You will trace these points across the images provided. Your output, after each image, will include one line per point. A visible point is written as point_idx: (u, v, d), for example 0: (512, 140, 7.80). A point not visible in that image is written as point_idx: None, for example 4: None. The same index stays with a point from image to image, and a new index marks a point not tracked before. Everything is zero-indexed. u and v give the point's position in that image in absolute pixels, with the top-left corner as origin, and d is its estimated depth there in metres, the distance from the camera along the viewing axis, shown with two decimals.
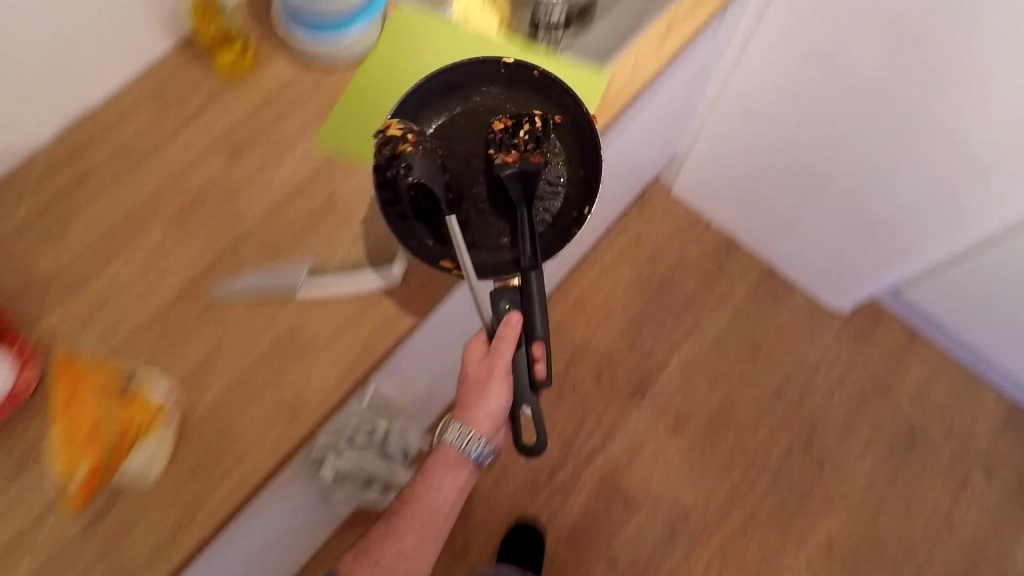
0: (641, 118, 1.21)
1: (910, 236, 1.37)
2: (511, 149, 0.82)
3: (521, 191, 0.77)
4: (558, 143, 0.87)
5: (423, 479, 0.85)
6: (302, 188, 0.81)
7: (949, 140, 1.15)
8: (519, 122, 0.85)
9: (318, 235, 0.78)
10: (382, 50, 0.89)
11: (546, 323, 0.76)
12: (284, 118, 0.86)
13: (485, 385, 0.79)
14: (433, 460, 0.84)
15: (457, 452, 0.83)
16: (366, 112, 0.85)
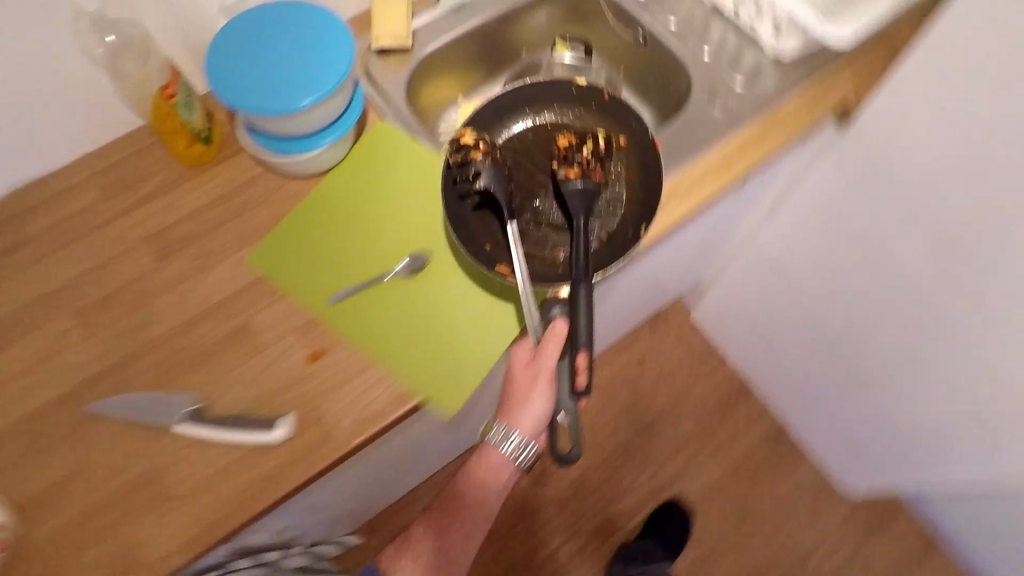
0: (643, 261, 1.08)
1: (936, 448, 1.15)
2: (574, 164, 0.83)
3: (584, 204, 0.76)
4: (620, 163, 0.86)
5: (465, 485, 0.78)
6: (218, 308, 0.75)
7: (978, 366, 0.96)
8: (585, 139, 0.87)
9: (214, 368, 0.72)
10: (351, 169, 0.82)
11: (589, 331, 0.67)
12: (224, 224, 0.79)
13: (529, 388, 0.71)
14: (475, 464, 0.77)
15: (498, 462, 0.75)
16: (296, 252, 0.77)
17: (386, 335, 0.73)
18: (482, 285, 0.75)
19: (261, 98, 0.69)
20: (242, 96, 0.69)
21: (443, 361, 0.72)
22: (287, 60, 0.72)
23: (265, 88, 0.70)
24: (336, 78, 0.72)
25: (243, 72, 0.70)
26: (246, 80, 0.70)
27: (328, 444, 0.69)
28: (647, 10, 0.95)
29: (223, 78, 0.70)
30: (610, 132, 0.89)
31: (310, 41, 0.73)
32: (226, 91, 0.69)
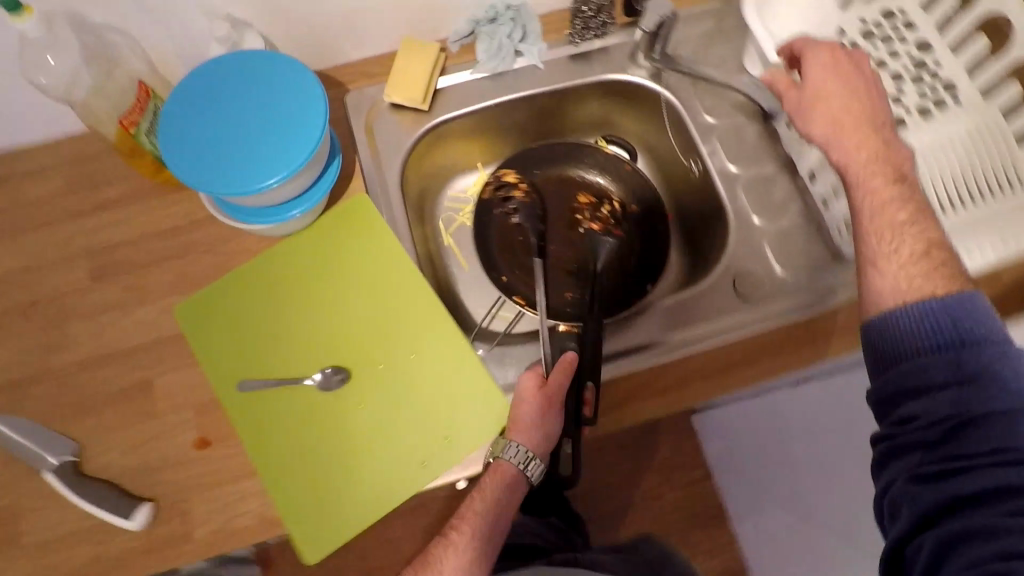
0: None
1: None
2: (595, 222, 0.86)
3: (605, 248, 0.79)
4: (632, 230, 0.85)
5: (477, 502, 0.63)
6: (130, 352, 0.70)
7: None
8: (601, 202, 0.87)
9: (103, 420, 0.68)
10: (318, 243, 0.74)
11: (596, 363, 0.66)
12: (170, 260, 0.74)
13: (545, 410, 0.64)
14: (489, 480, 0.63)
15: (515, 474, 0.63)
16: (236, 309, 0.71)
17: (276, 449, 0.66)
18: (397, 430, 0.67)
19: (210, 172, 0.62)
20: (190, 166, 0.62)
21: (323, 501, 0.65)
22: (250, 132, 0.63)
23: (218, 160, 0.62)
24: (293, 161, 0.63)
25: (202, 137, 0.63)
26: (201, 148, 0.63)
27: (177, 546, 0.64)
28: (713, 143, 0.79)
29: (177, 142, 0.63)
30: (626, 197, 0.87)
31: (281, 112, 0.64)
32: (175, 157, 0.62)
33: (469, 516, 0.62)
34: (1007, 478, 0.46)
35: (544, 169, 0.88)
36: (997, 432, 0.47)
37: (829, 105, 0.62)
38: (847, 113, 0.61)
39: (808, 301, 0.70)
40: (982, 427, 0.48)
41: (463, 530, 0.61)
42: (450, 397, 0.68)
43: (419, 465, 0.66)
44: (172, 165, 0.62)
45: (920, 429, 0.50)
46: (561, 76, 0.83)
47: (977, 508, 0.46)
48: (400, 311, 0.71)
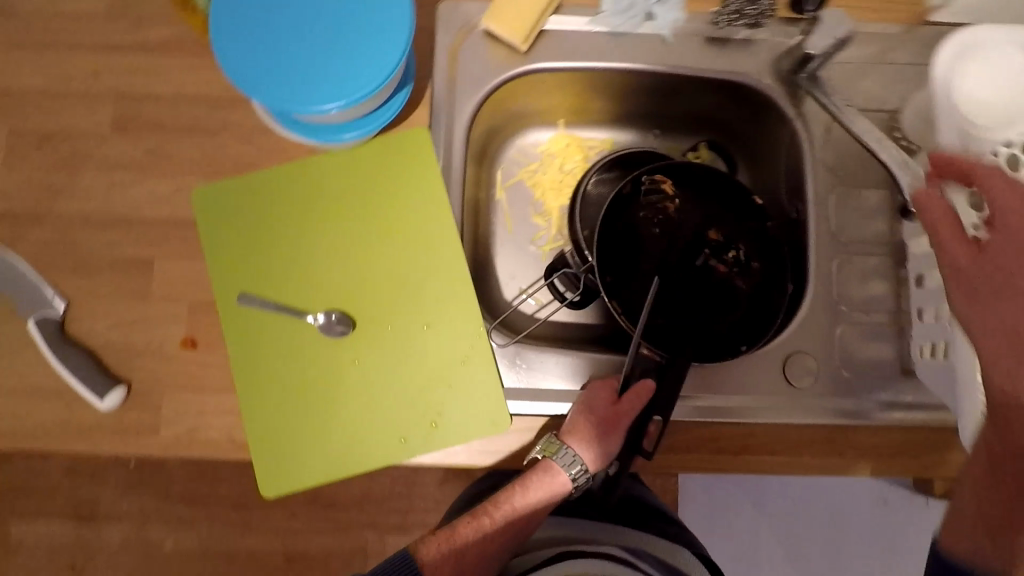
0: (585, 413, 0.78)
1: None
2: (716, 264, 0.73)
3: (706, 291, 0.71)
4: (744, 289, 0.72)
5: (515, 501, 0.65)
6: (137, 222, 0.65)
7: None
8: (727, 245, 0.73)
9: (95, 285, 0.64)
10: (363, 172, 0.67)
11: (671, 395, 0.62)
12: (202, 135, 0.67)
13: (608, 428, 0.63)
14: (535, 485, 0.65)
15: (560, 491, 0.65)
16: (262, 215, 0.66)
17: (261, 375, 0.63)
18: (387, 397, 0.63)
19: (257, 71, 0.54)
20: (238, 56, 0.54)
21: (292, 442, 0.63)
22: (315, 38, 0.55)
23: (271, 59, 0.55)
24: (351, 87, 0.55)
25: (260, 27, 0.55)
26: (256, 39, 0.55)
27: (141, 437, 0.62)
28: (826, 200, 0.69)
29: (231, 24, 0.55)
30: (750, 246, 0.73)
31: (354, 25, 0.56)
32: (224, 41, 0.54)
33: (511, 506, 0.65)
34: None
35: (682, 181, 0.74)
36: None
37: (1000, 268, 0.45)
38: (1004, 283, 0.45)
39: (855, 410, 0.64)
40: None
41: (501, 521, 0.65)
42: (454, 383, 0.64)
43: (398, 440, 0.63)
44: (218, 49, 0.54)
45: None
46: (689, 61, 0.71)
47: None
48: (426, 274, 0.66)
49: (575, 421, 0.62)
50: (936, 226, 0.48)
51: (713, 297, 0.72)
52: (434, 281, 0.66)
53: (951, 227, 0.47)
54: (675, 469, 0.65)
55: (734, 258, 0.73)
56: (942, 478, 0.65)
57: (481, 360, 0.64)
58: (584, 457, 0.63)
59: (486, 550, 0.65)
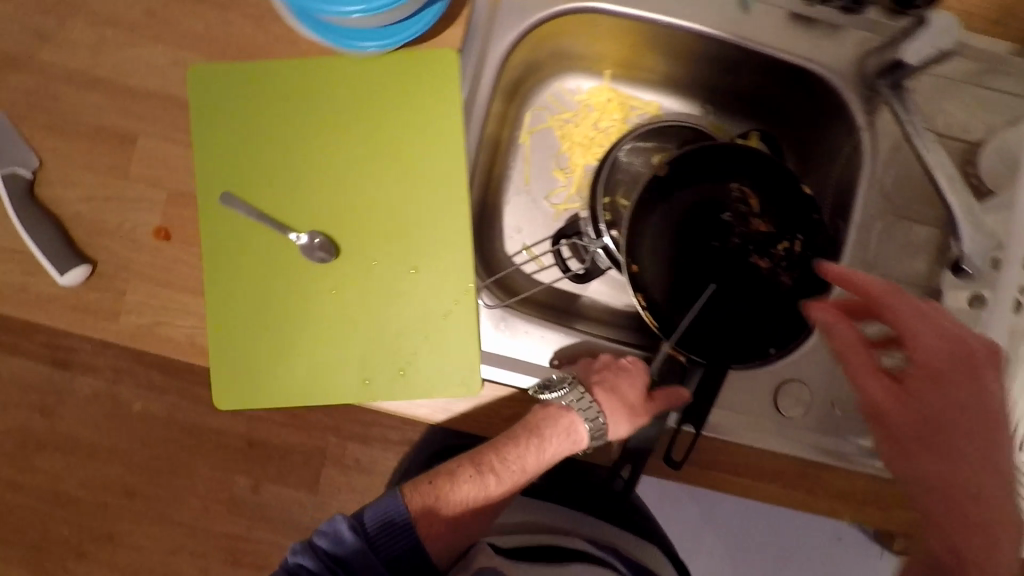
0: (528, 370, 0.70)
1: None
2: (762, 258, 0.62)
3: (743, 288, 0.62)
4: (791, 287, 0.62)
5: (527, 452, 0.57)
6: (125, 92, 0.59)
7: None
8: (777, 236, 0.63)
9: (71, 151, 0.59)
10: (379, 87, 0.61)
11: (705, 408, 0.58)
12: (209, 5, 0.60)
13: (638, 406, 0.58)
14: (552, 438, 0.57)
15: (575, 445, 0.58)
16: (260, 113, 0.60)
17: (235, 287, 0.60)
18: (362, 335, 0.60)
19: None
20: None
21: (256, 360, 0.60)
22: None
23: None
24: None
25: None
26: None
27: (98, 322, 0.59)
28: (871, 226, 0.63)
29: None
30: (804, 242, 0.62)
31: None
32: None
33: (519, 465, 0.57)
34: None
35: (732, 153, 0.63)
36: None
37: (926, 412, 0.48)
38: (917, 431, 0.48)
39: (836, 450, 0.62)
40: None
41: (508, 472, 0.58)
42: (431, 323, 0.60)
43: (364, 381, 0.60)
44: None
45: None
46: (765, 41, 0.64)
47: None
48: (426, 213, 0.61)
49: (609, 377, 0.59)
50: (849, 356, 0.50)
51: (751, 294, 0.62)
52: (433, 211, 0.61)
53: (858, 358, 0.50)
54: (654, 473, 0.63)
55: (787, 249, 0.62)
56: (904, 535, 0.63)
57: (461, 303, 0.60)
58: (607, 425, 0.58)
59: (486, 503, 0.58)
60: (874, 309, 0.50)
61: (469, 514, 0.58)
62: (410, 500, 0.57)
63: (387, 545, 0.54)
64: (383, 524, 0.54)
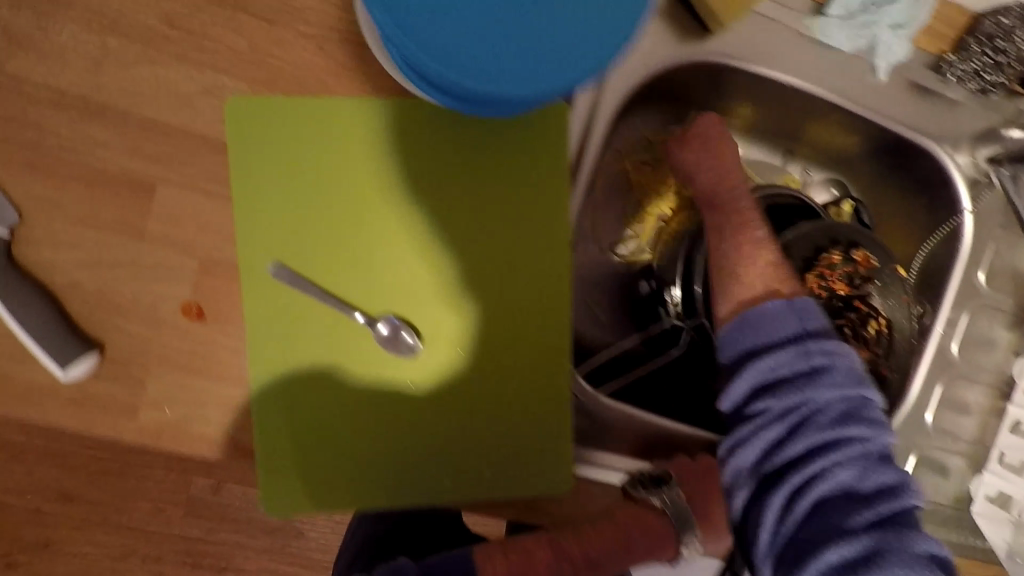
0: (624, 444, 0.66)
1: None
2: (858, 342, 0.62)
3: None
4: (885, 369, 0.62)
5: (611, 553, 0.57)
6: (137, 128, 0.45)
7: None
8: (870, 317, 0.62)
9: (61, 200, 0.45)
10: (472, 143, 0.50)
11: None
12: (253, 15, 0.45)
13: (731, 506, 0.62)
14: (643, 535, 0.58)
15: (652, 553, 0.60)
16: (316, 160, 0.48)
17: (294, 378, 0.50)
18: (442, 433, 0.52)
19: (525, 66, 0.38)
20: (487, 73, 0.38)
21: (317, 459, 0.52)
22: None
23: (525, 49, 0.38)
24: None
25: (466, 24, 0.37)
26: (485, 40, 0.37)
27: (111, 416, 0.48)
28: (959, 318, 0.63)
29: (431, 46, 0.37)
30: (898, 322, 0.62)
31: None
32: (455, 70, 0.38)
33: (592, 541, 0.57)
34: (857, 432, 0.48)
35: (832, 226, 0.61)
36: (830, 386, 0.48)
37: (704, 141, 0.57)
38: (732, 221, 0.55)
39: None
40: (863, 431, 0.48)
41: (589, 563, 0.57)
42: (520, 415, 0.53)
43: (442, 484, 0.53)
44: (456, 83, 0.38)
45: (767, 421, 0.49)
46: (886, 108, 0.58)
47: (851, 522, 0.46)
48: (519, 296, 0.52)
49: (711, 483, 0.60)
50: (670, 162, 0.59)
51: None
52: (527, 287, 0.52)
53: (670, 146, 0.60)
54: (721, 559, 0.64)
55: (879, 333, 0.62)
56: None
57: (551, 391, 0.53)
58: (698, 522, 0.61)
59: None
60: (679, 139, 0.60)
61: None
62: (484, 570, 0.55)
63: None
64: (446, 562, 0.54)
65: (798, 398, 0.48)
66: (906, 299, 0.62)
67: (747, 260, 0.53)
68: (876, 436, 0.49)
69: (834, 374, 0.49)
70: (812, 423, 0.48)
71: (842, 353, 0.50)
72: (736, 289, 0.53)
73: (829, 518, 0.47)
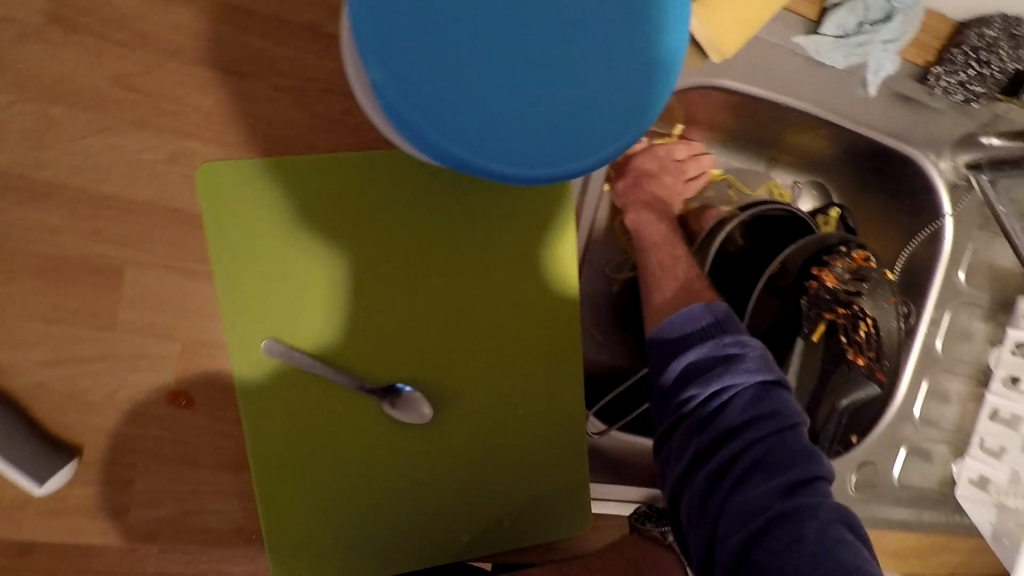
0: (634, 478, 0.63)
1: None
2: (854, 350, 0.62)
3: (834, 381, 0.64)
4: (884, 369, 0.63)
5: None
6: (95, 206, 0.40)
7: None
8: (862, 319, 0.61)
9: (16, 293, 0.40)
10: (462, 188, 0.46)
11: None
12: (221, 71, 0.40)
13: None
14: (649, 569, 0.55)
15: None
16: (295, 220, 0.44)
17: (293, 455, 0.47)
18: (459, 490, 0.50)
19: (560, 147, 0.35)
20: (521, 158, 0.34)
21: (324, 534, 0.49)
22: (573, 58, 0.34)
23: (559, 129, 0.35)
24: (666, 55, 0.36)
25: (496, 107, 0.34)
26: (517, 123, 0.34)
27: (99, 520, 0.44)
28: (940, 317, 0.66)
29: (461, 133, 0.33)
30: (892, 322, 0.61)
31: (581, 30, 0.34)
32: (488, 158, 0.34)
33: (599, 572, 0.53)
34: (776, 417, 0.44)
35: (822, 236, 0.59)
36: (746, 373, 0.44)
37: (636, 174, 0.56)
38: (655, 240, 0.54)
39: (899, 519, 0.68)
40: (783, 416, 0.44)
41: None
42: (534, 461, 0.52)
43: (463, 540, 0.51)
44: (487, 171, 0.34)
45: (686, 415, 0.45)
46: (869, 120, 0.59)
47: (778, 511, 0.41)
48: (520, 342, 0.50)
49: None
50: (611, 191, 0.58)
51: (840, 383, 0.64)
52: (531, 331, 0.50)
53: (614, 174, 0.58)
54: None
55: (868, 335, 0.62)
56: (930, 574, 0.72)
57: (563, 434, 0.52)
58: None
59: None
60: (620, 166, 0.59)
61: None
62: None
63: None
64: None
65: (715, 385, 0.44)
66: (895, 300, 0.61)
67: (664, 286, 0.51)
68: (796, 421, 0.44)
69: (749, 363, 0.45)
70: (729, 409, 0.44)
71: (753, 341, 0.46)
72: (655, 298, 0.51)
73: (758, 503, 0.41)
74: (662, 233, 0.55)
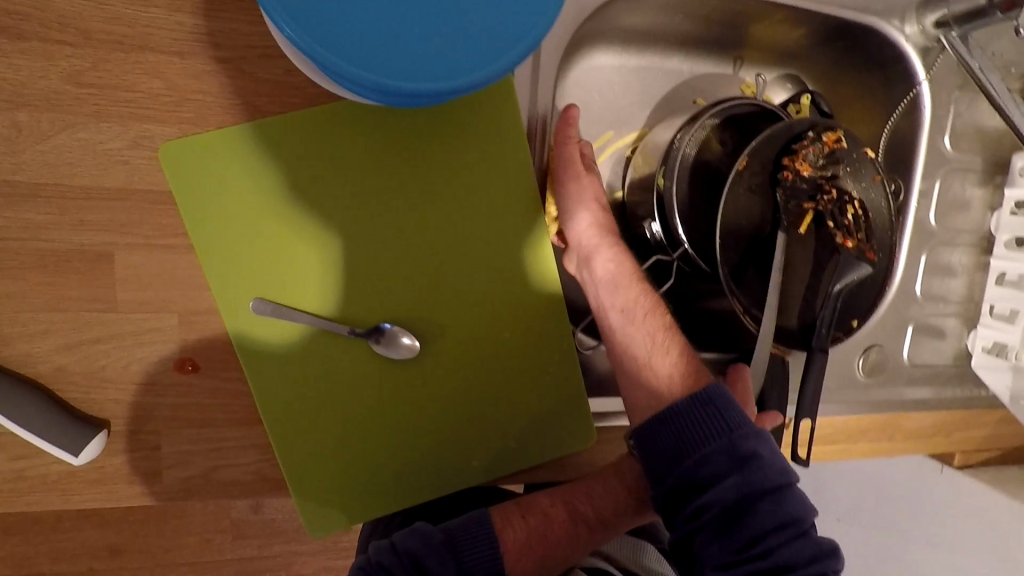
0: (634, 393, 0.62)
1: None
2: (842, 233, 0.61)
3: (832, 273, 0.61)
4: (882, 247, 0.62)
5: (627, 501, 0.57)
6: (75, 198, 0.43)
7: None
8: (846, 201, 0.60)
9: (22, 288, 0.44)
10: (415, 129, 0.48)
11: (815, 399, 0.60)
12: (161, 53, 0.42)
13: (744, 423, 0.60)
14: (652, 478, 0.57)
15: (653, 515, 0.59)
16: (262, 185, 0.47)
17: (298, 405, 0.50)
18: (463, 421, 0.53)
19: (491, 50, 0.36)
20: (450, 67, 0.36)
21: (341, 472, 0.52)
22: None
23: (484, 33, 0.36)
24: None
25: (418, 30, 0.35)
26: (444, 42, 0.35)
27: (135, 485, 0.48)
28: (931, 188, 0.64)
29: (394, 66, 0.35)
30: (877, 198, 0.60)
31: None
32: (439, 82, 0.36)
33: (599, 490, 0.57)
34: (793, 522, 0.45)
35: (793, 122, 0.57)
36: (761, 476, 0.46)
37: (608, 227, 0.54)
38: (639, 302, 0.54)
39: (918, 400, 0.68)
40: (800, 520, 0.45)
41: (605, 523, 0.56)
42: (529, 380, 0.54)
43: (472, 466, 0.54)
44: (423, 89, 0.36)
45: (706, 521, 0.45)
46: None
47: None
48: (497, 270, 0.51)
49: None
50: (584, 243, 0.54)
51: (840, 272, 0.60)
52: (505, 260, 0.52)
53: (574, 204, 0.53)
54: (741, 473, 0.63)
55: (856, 217, 0.60)
56: (962, 452, 0.71)
57: (553, 350, 0.54)
58: None
59: (550, 534, 0.55)
60: (587, 206, 0.53)
61: (560, 537, 0.56)
62: (500, 526, 0.55)
63: (473, 558, 0.52)
64: (464, 529, 0.53)
65: (733, 492, 0.45)
66: (881, 177, 0.60)
67: (655, 350, 0.53)
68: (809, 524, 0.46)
69: (762, 465, 0.46)
70: (747, 514, 0.45)
71: (766, 442, 0.48)
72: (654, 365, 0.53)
73: None
74: (643, 286, 0.54)
